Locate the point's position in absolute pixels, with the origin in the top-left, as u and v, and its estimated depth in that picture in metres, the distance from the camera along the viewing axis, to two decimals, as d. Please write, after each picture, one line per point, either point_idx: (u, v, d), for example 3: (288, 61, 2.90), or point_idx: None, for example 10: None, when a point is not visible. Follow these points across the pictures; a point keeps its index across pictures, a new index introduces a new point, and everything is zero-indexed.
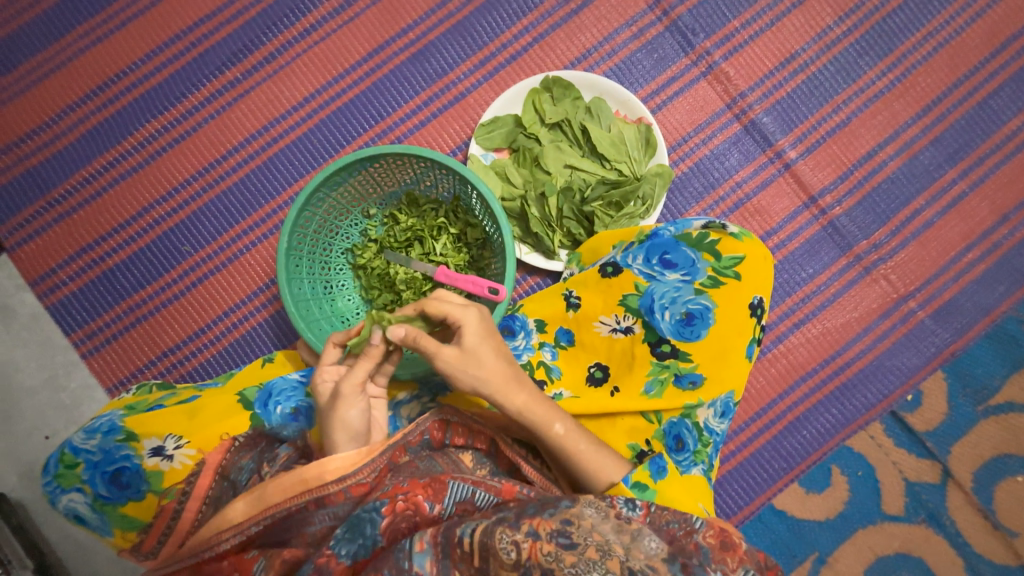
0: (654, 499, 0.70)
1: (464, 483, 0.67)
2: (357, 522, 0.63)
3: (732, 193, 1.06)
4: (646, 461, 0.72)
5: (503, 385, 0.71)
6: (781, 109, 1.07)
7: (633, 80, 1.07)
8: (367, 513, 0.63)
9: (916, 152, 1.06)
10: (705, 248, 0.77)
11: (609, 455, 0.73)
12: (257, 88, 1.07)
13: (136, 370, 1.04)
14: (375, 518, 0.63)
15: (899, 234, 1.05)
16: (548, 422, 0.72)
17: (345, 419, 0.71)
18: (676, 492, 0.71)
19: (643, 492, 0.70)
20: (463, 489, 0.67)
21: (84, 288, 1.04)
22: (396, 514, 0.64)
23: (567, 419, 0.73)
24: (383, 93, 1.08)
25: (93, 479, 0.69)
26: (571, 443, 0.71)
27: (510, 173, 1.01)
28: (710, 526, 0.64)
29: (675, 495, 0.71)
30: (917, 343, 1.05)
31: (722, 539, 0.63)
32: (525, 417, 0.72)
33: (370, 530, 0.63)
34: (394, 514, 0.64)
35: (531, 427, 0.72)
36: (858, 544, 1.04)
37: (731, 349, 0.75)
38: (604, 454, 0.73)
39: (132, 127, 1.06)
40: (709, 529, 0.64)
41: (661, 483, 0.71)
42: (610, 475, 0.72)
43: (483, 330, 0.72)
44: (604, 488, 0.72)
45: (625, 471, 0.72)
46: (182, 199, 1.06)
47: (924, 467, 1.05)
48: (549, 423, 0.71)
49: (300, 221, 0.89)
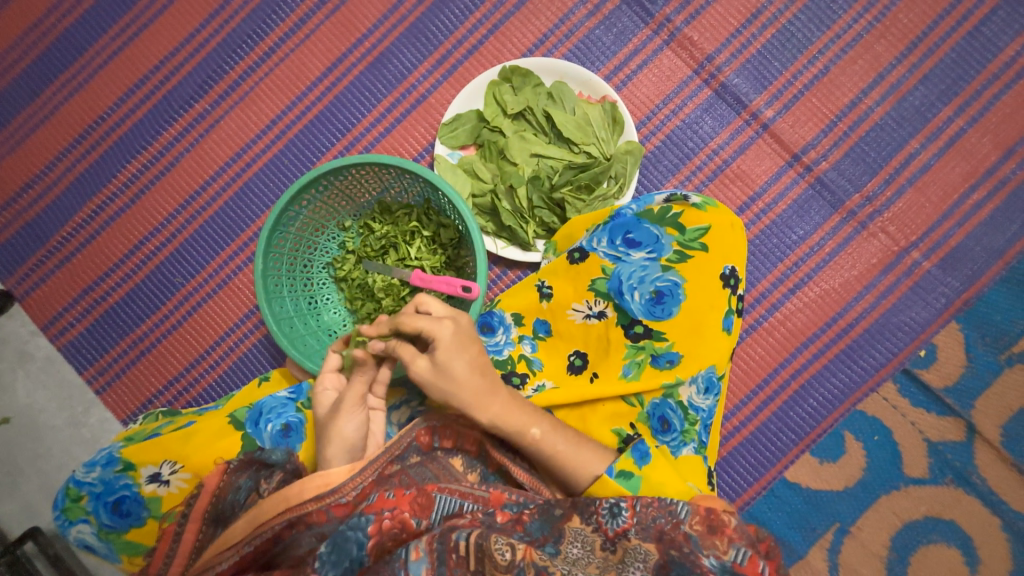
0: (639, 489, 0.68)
1: (451, 496, 0.68)
2: (343, 541, 0.62)
3: (710, 161, 1.02)
4: (628, 449, 0.71)
5: (476, 398, 0.71)
6: (752, 68, 1.02)
7: (594, 58, 1.05)
8: (353, 531, 0.63)
9: (904, 94, 1.00)
10: (668, 223, 0.76)
11: (595, 448, 0.74)
12: (226, 116, 1.10)
13: (146, 401, 1.09)
14: (361, 537, 0.63)
15: (893, 182, 0.99)
16: (525, 427, 0.72)
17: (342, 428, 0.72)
18: (663, 475, 0.69)
19: (627, 481, 0.69)
20: (450, 502, 0.68)
21: (90, 328, 1.09)
22: (382, 533, 0.64)
23: (549, 419, 0.73)
24: (347, 105, 1.09)
25: (96, 510, 0.75)
26: (554, 442, 0.72)
27: (478, 169, 1.01)
28: (695, 513, 0.63)
29: (662, 479, 0.69)
30: (925, 295, 0.99)
31: (709, 523, 0.62)
32: (504, 422, 0.71)
33: (356, 549, 0.62)
34: (379, 533, 0.64)
35: (508, 435, 0.72)
36: (881, 511, 0.99)
37: (706, 324, 0.74)
38: (587, 448, 0.73)
39: (116, 169, 1.11)
40: (695, 517, 0.63)
41: (646, 468, 0.70)
42: (594, 468, 0.72)
43: (455, 345, 0.71)
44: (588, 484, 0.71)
45: (608, 462, 0.71)
46: (170, 233, 1.10)
47: (946, 425, 0.99)
48: (526, 428, 0.71)
49: (275, 242, 0.91)
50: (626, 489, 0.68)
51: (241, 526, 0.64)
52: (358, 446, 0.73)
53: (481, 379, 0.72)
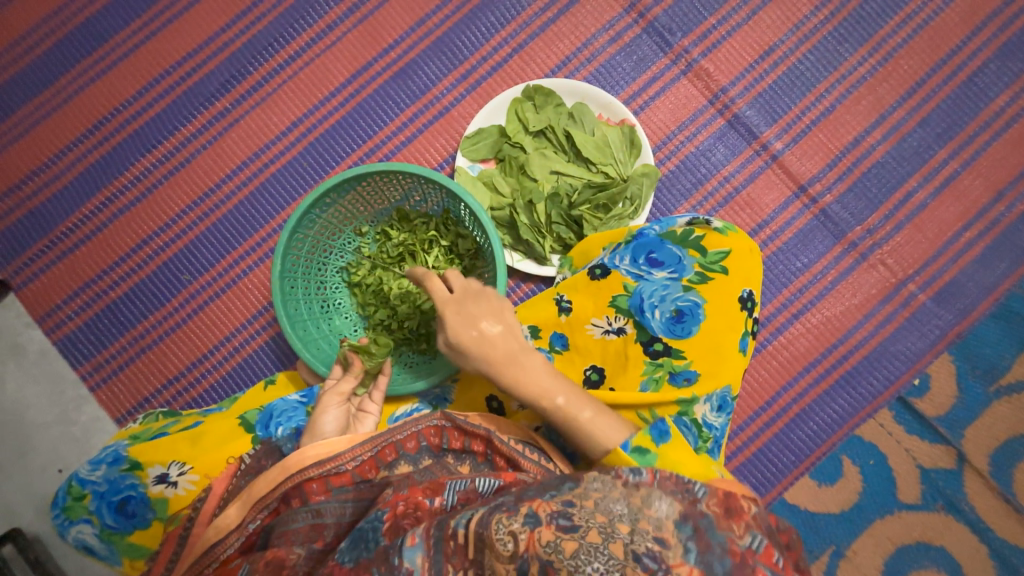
0: (656, 463, 0.66)
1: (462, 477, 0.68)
2: (359, 530, 0.62)
3: (721, 187, 1.06)
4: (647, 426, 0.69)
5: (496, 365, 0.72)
6: (763, 101, 1.07)
7: (614, 82, 1.08)
8: (369, 522, 0.62)
9: (904, 135, 1.05)
10: (690, 245, 0.79)
11: (614, 419, 0.70)
12: (247, 116, 1.10)
13: (143, 400, 1.06)
14: (377, 525, 0.62)
15: (893, 217, 1.04)
16: (546, 396, 0.71)
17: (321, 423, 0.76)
18: (680, 455, 0.67)
19: (643, 457, 0.67)
20: (461, 482, 0.67)
21: (89, 322, 1.06)
22: (397, 516, 0.63)
23: (567, 390, 0.71)
24: (369, 113, 1.10)
25: (99, 510, 0.72)
26: (571, 412, 0.70)
27: (498, 183, 1.02)
28: (712, 494, 0.59)
29: (680, 458, 0.67)
30: (920, 326, 1.03)
31: (726, 505, 0.58)
32: (519, 390, 0.71)
33: (371, 535, 0.61)
34: (394, 517, 0.63)
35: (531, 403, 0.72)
36: (875, 536, 1.01)
37: (723, 344, 0.77)
38: (605, 420, 0.70)
39: (128, 162, 1.09)
40: (711, 498, 0.59)
41: (664, 447, 0.68)
42: (612, 442, 0.69)
43: (463, 317, 0.74)
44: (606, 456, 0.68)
45: (625, 436, 0.68)
46: (179, 230, 1.09)
47: (937, 453, 1.02)
48: (546, 398, 0.71)
49: (293, 244, 0.91)
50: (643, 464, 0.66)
51: (239, 512, 0.67)
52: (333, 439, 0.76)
53: (492, 348, 0.73)
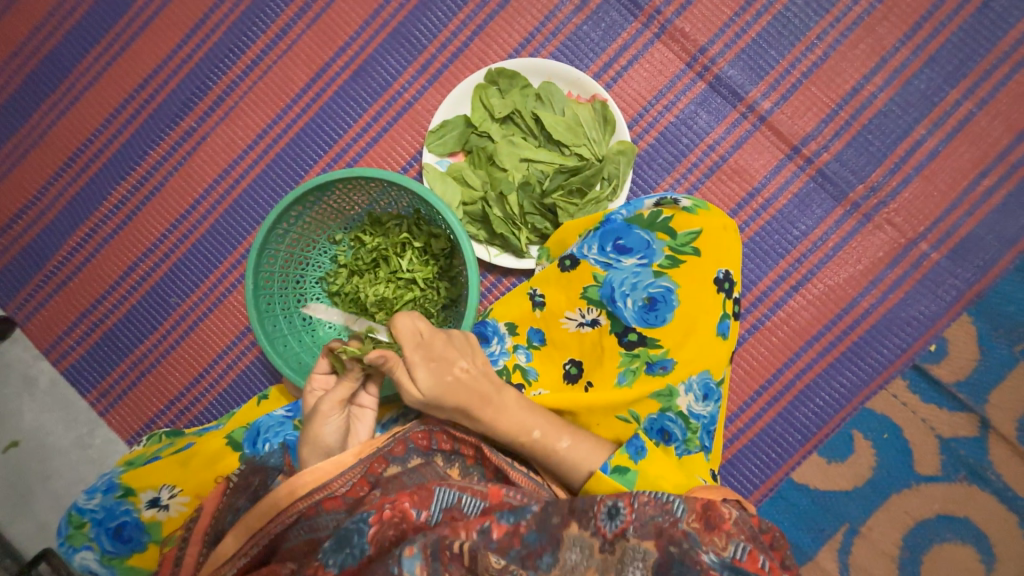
0: (636, 481, 0.69)
1: (450, 490, 0.67)
2: (345, 532, 0.64)
3: (706, 157, 0.99)
4: (623, 445, 0.72)
5: (469, 410, 0.73)
6: (747, 58, 0.98)
7: (582, 55, 1.01)
8: (355, 524, 0.64)
9: (909, 78, 0.95)
10: (658, 228, 0.74)
11: (592, 442, 0.73)
12: (213, 132, 1.09)
13: (150, 421, 1.10)
14: (363, 528, 0.63)
15: (899, 171, 0.95)
16: (518, 433, 0.72)
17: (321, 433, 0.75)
18: (660, 468, 0.70)
19: (623, 476, 0.70)
20: (449, 495, 0.67)
21: (91, 350, 1.10)
22: (383, 522, 0.64)
23: (542, 422, 0.73)
24: (333, 115, 1.07)
25: (99, 536, 0.75)
26: (549, 444, 0.72)
27: (467, 176, 0.98)
28: (692, 510, 0.63)
29: (659, 472, 0.70)
30: (935, 288, 0.95)
31: (706, 520, 0.63)
32: (496, 431, 0.73)
33: (358, 539, 0.63)
34: (381, 522, 0.64)
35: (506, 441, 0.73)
36: (893, 511, 0.97)
37: (699, 327, 0.72)
38: (583, 443, 0.72)
39: (106, 191, 1.10)
40: (692, 514, 0.63)
41: (643, 463, 0.70)
42: (590, 465, 0.71)
43: (436, 364, 0.73)
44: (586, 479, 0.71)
45: (603, 457, 0.71)
46: (163, 253, 1.10)
47: (958, 421, 0.96)
48: (519, 434, 0.72)
49: (265, 260, 0.91)
50: (623, 484, 0.69)
51: (236, 541, 0.69)
52: (336, 448, 0.76)
53: (467, 393, 0.73)
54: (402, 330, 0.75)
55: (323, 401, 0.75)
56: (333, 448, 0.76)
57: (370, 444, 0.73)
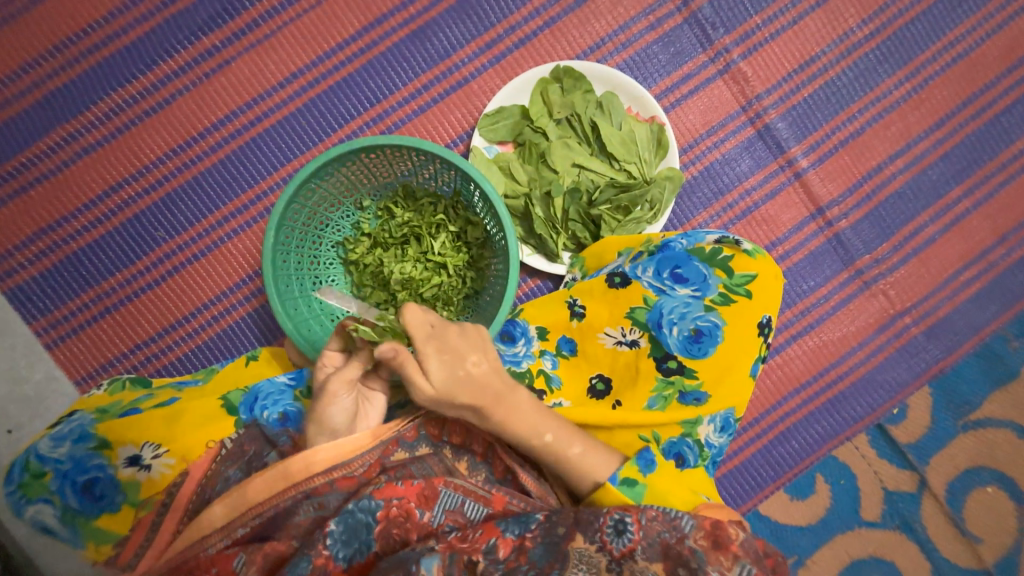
0: (644, 493, 0.72)
1: (455, 493, 0.69)
2: (355, 524, 0.65)
3: (741, 200, 1.03)
4: (634, 457, 0.74)
5: (479, 409, 0.69)
6: (796, 115, 1.03)
7: (647, 74, 1.01)
8: (363, 518, 0.66)
9: (925, 167, 1.05)
10: (717, 264, 0.78)
11: (603, 453, 0.74)
12: (238, 59, 0.97)
13: (107, 363, 0.97)
14: (370, 523, 0.66)
15: (901, 249, 1.05)
16: (529, 436, 0.71)
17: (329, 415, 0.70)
18: (666, 484, 0.73)
19: (632, 489, 0.72)
20: (453, 499, 0.69)
21: (46, 273, 0.96)
22: (388, 520, 0.67)
23: (554, 426, 0.73)
24: (380, 72, 0.99)
25: (62, 490, 0.70)
26: (560, 449, 0.72)
27: (515, 169, 0.96)
28: (699, 528, 0.66)
29: (666, 487, 0.73)
30: (908, 358, 1.06)
31: (714, 539, 0.65)
32: (507, 431, 0.71)
33: (366, 535, 0.66)
34: (387, 519, 0.66)
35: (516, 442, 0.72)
36: (835, 548, 1.07)
37: (735, 367, 0.78)
38: (593, 454, 0.73)
39: (96, 95, 0.95)
40: (699, 532, 0.66)
41: (651, 476, 0.74)
42: (598, 475, 0.73)
43: (448, 357, 0.68)
44: (592, 488, 0.73)
45: (613, 469, 0.73)
46: (155, 180, 0.97)
47: (903, 477, 1.08)
48: (530, 437, 0.71)
49: (289, 214, 0.83)
50: (631, 496, 0.71)
51: (228, 511, 0.64)
52: (342, 430, 0.71)
53: (480, 391, 0.69)
54: (411, 319, 0.69)
55: (333, 378, 0.70)
56: (339, 430, 0.71)
57: (388, 428, 0.70)
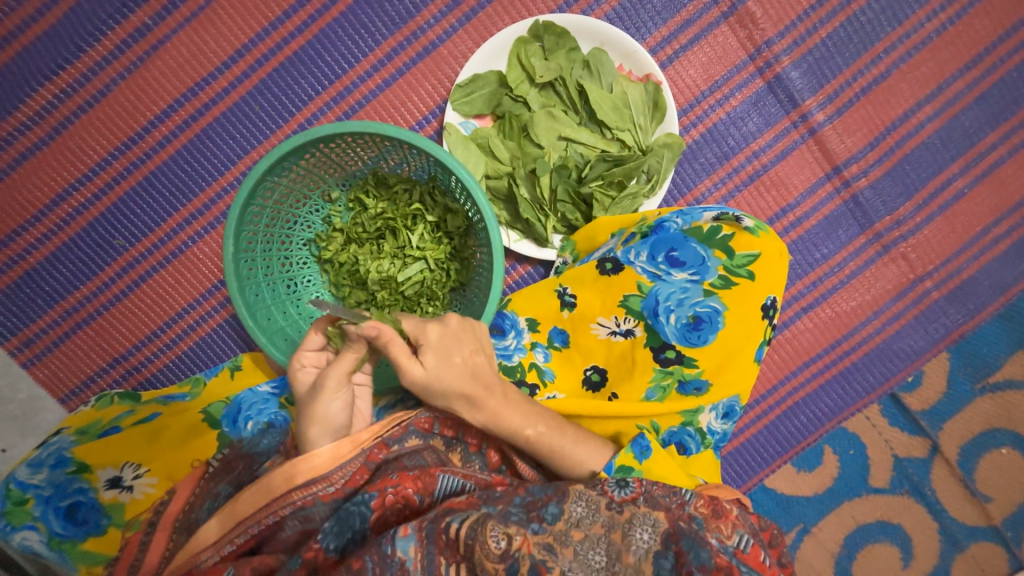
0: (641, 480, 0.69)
1: (454, 475, 0.65)
2: (346, 514, 0.60)
3: (748, 163, 0.93)
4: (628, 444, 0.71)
5: (470, 400, 0.66)
6: (811, 61, 0.90)
7: (641, 23, 0.89)
8: (356, 507, 0.61)
9: (957, 112, 0.93)
10: (716, 244, 0.72)
11: (594, 444, 0.72)
12: (174, 38, 0.86)
13: (88, 379, 0.94)
14: (364, 512, 0.61)
15: (926, 208, 0.95)
16: (521, 429, 0.68)
17: (325, 411, 0.65)
18: (665, 468, 0.71)
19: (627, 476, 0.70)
20: (453, 481, 0.65)
21: (9, 291, 0.91)
22: (386, 507, 0.62)
23: (546, 418, 0.69)
24: (335, 43, 0.87)
25: (46, 515, 0.69)
26: (553, 442, 0.68)
27: (495, 147, 0.86)
28: (700, 497, 0.65)
29: (662, 471, 0.71)
30: (927, 324, 0.99)
31: (714, 507, 0.65)
32: (499, 425, 0.67)
33: (359, 523, 0.60)
34: (383, 507, 0.62)
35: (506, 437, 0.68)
36: (841, 515, 1.07)
37: (739, 353, 0.73)
38: (585, 444, 0.71)
39: (23, 92, 0.85)
40: (699, 500, 0.65)
41: (647, 463, 0.70)
42: (593, 465, 0.70)
43: (445, 343, 0.65)
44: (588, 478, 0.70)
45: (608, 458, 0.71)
46: (105, 183, 0.89)
47: (914, 443, 1.05)
48: (523, 431, 0.67)
49: (247, 217, 0.76)
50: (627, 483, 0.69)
51: (221, 526, 0.60)
52: (343, 427, 0.67)
53: (472, 381, 0.65)
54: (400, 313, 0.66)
55: (328, 375, 0.64)
56: (341, 428, 0.67)
57: (368, 432, 0.65)
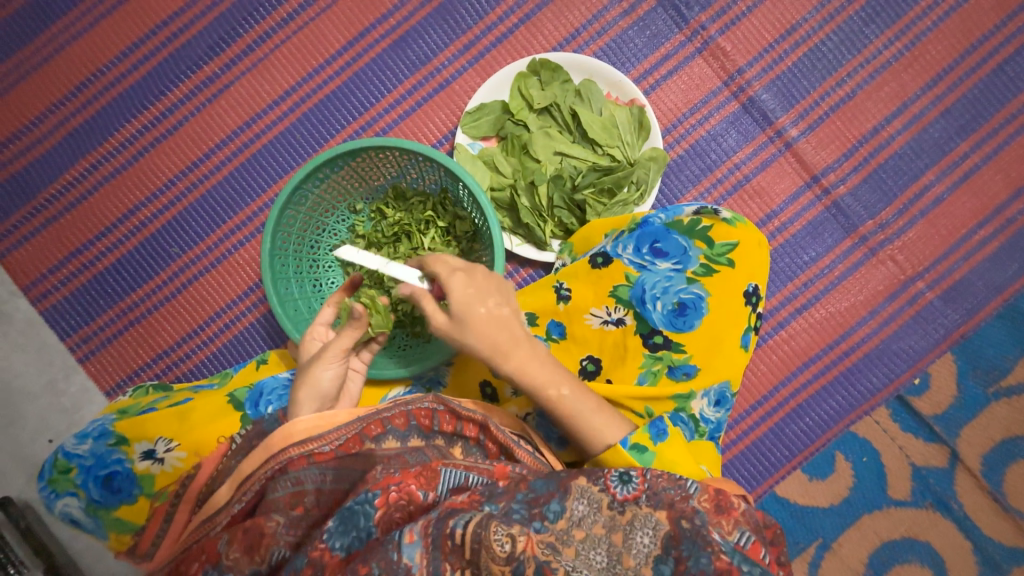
0: (653, 461, 0.71)
1: (456, 469, 0.64)
2: (350, 514, 0.59)
3: (731, 174, 1.01)
4: (646, 425, 0.73)
5: (494, 350, 0.71)
6: (780, 85, 1.01)
7: (625, 59, 1.03)
8: (360, 505, 0.59)
9: (925, 125, 1.01)
10: (697, 236, 0.79)
11: (611, 415, 0.72)
12: (236, 83, 1.04)
13: (133, 373, 1.04)
14: (368, 510, 0.59)
15: (907, 213, 1.01)
16: (543, 386, 0.71)
17: (319, 377, 0.72)
18: (675, 455, 0.72)
19: (640, 455, 0.71)
20: (455, 475, 0.64)
21: (77, 293, 1.04)
22: (389, 505, 0.60)
23: (571, 380, 0.72)
24: (366, 83, 1.04)
25: (86, 483, 0.73)
26: (574, 405, 0.71)
27: (499, 162, 0.98)
28: (704, 491, 0.63)
29: (674, 458, 0.72)
30: (925, 325, 1.01)
31: (717, 502, 0.62)
32: (524, 378, 0.71)
33: (364, 522, 0.58)
34: (387, 505, 0.60)
35: (530, 391, 0.72)
36: (862, 530, 1.02)
37: (725, 338, 0.77)
38: (604, 414, 0.72)
39: (111, 128, 1.04)
40: (704, 494, 0.63)
41: (660, 445, 0.72)
42: (609, 437, 0.71)
43: (469, 295, 0.71)
44: (602, 450, 0.72)
45: (624, 432, 0.72)
46: (168, 201, 1.05)
47: (931, 451, 1.02)
48: (544, 388, 0.71)
49: (284, 221, 0.88)
50: (640, 462, 0.70)
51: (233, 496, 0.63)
52: (330, 397, 0.73)
53: (497, 332, 0.71)
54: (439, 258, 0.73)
55: (330, 346, 0.72)
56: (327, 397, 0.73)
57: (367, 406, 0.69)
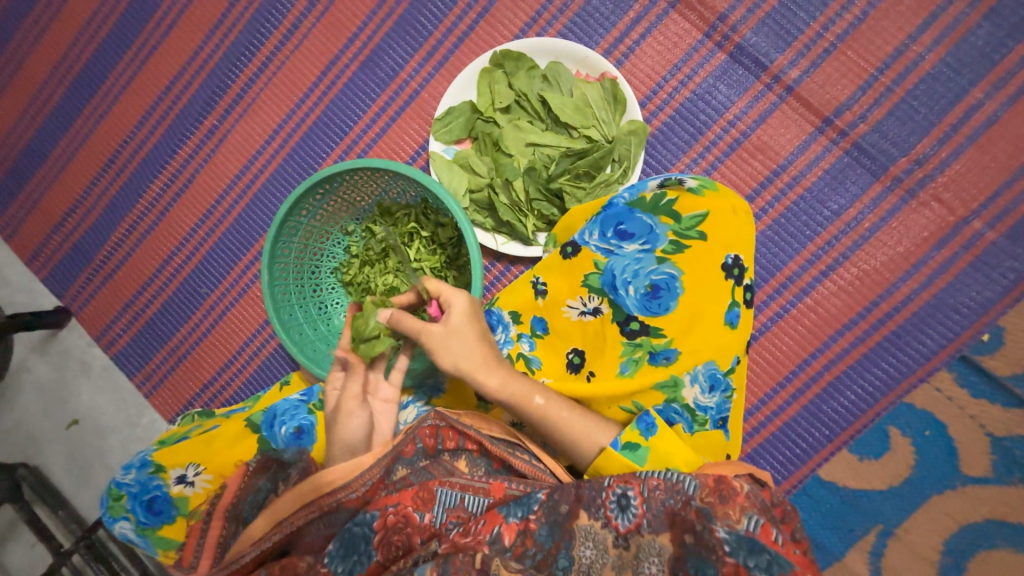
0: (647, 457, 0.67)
1: (451, 490, 0.67)
2: (350, 536, 0.64)
3: (726, 133, 0.92)
4: (633, 421, 0.69)
5: (481, 362, 0.73)
6: (772, 23, 0.90)
7: (592, 31, 0.96)
8: (359, 529, 0.64)
9: (963, 34, 0.85)
10: (662, 211, 0.74)
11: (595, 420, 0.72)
12: (232, 130, 1.13)
13: (187, 402, 1.18)
14: (368, 534, 0.64)
15: (949, 142, 0.86)
16: (528, 395, 0.71)
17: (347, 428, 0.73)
18: (669, 446, 0.68)
19: (634, 453, 0.67)
20: (451, 495, 0.67)
21: (136, 338, 1.20)
22: (387, 527, 0.64)
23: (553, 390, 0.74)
24: (343, 108, 1.08)
25: (134, 508, 0.83)
26: (558, 413, 0.71)
27: (474, 164, 0.97)
28: (704, 486, 0.60)
29: (669, 449, 0.68)
30: (987, 271, 0.86)
31: (720, 493, 0.59)
32: (509, 388, 0.72)
33: (364, 546, 0.63)
34: (386, 527, 0.64)
35: (513, 404, 0.72)
36: (932, 513, 0.89)
37: (705, 316, 0.72)
38: (591, 422, 0.72)
39: (142, 190, 1.18)
40: (705, 490, 0.60)
41: (654, 439, 0.68)
42: (600, 440, 0.70)
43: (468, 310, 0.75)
44: (594, 456, 0.70)
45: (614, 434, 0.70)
46: (194, 246, 1.17)
47: (1015, 418, 0.87)
48: (529, 396, 0.71)
49: (279, 252, 0.94)
50: (633, 461, 0.66)
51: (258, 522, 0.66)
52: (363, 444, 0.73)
53: (488, 344, 0.75)
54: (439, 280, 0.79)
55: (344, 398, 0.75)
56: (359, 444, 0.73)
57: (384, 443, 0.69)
